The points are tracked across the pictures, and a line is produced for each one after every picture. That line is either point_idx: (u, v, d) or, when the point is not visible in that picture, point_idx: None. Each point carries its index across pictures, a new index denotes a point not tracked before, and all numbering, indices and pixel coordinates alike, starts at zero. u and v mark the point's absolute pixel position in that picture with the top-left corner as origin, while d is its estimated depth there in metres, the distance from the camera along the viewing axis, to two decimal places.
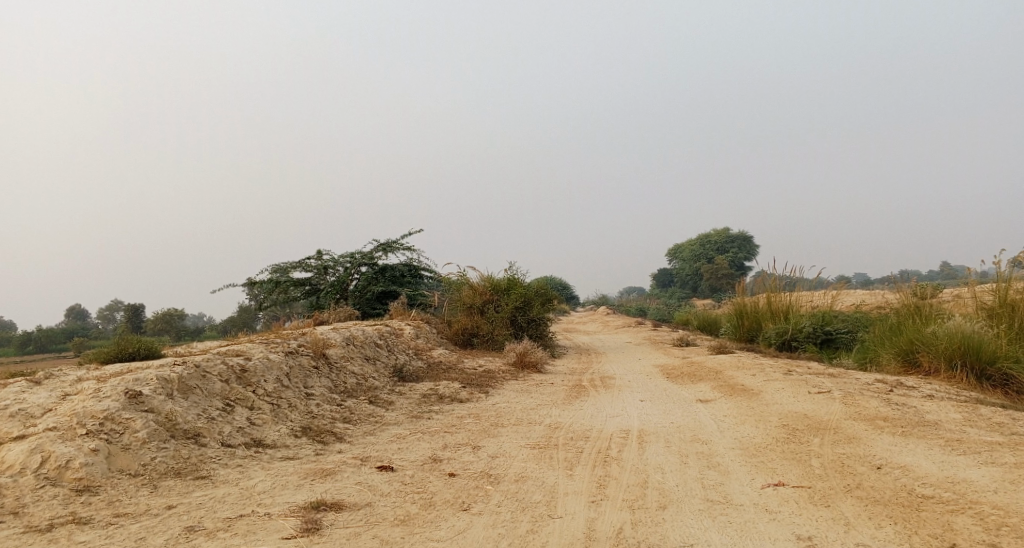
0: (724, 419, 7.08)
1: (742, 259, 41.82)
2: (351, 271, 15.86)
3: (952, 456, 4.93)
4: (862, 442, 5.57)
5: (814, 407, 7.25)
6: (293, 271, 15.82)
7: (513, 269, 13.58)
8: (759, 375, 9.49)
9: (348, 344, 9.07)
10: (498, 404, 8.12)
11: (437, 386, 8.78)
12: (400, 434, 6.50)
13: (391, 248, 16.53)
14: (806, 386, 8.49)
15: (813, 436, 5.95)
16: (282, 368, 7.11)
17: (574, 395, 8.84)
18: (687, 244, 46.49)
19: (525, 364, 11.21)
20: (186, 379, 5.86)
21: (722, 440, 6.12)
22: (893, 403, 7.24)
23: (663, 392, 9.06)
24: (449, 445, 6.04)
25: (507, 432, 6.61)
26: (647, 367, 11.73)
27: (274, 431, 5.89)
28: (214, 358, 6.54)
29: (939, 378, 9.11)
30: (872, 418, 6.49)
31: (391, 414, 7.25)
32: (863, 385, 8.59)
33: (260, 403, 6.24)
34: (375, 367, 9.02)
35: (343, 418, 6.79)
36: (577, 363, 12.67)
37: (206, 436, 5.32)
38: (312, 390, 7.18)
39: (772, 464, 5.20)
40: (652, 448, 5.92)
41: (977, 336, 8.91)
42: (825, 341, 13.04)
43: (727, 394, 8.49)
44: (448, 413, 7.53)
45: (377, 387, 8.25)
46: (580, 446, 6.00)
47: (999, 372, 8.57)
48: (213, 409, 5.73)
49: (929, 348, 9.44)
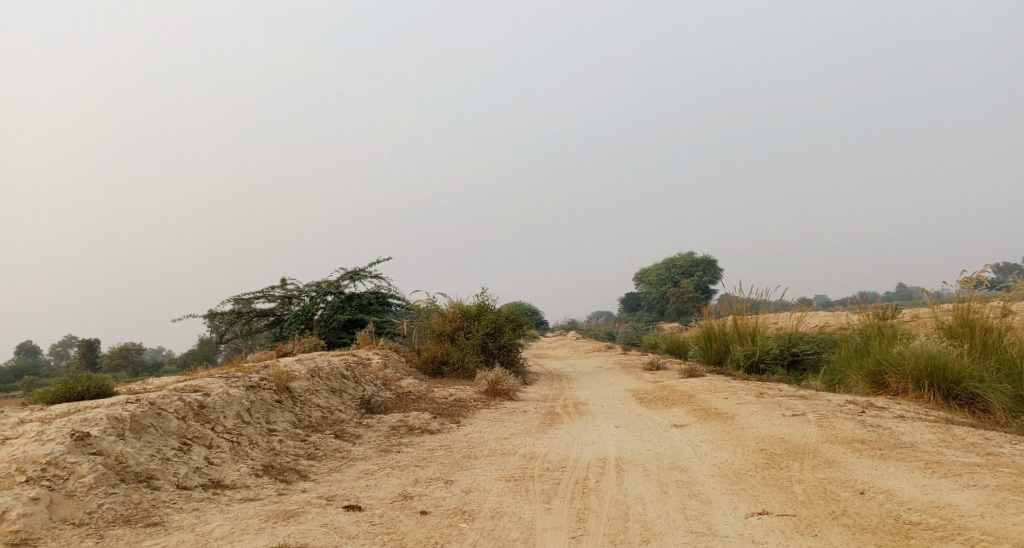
0: (701, 445, 6.95)
1: (707, 282, 42.27)
2: (317, 300, 15.51)
3: (934, 478, 4.85)
4: (843, 466, 5.47)
5: (790, 431, 7.17)
6: (256, 302, 15.42)
7: (484, 295, 13.41)
8: (732, 398, 9.42)
9: (313, 376, 8.76)
10: (470, 434, 7.88)
11: (407, 418, 8.50)
12: (368, 469, 6.23)
13: (357, 276, 16.24)
14: (780, 408, 8.43)
15: (793, 460, 5.84)
16: (243, 403, 6.79)
17: (547, 423, 8.65)
18: (653, 268, 46.86)
19: (497, 392, 10.98)
20: (139, 418, 5.54)
21: (701, 466, 5.98)
22: (868, 424, 7.20)
23: (637, 417, 8.92)
24: (420, 481, 5.79)
25: (481, 464, 6.37)
26: (620, 392, 11.60)
27: (233, 471, 5.58)
28: (170, 394, 6.21)
29: (908, 398, 9.13)
30: (849, 440, 6.41)
31: (358, 449, 6.96)
32: (835, 406, 8.56)
33: (219, 441, 5.93)
34: (342, 399, 8.71)
35: (308, 454, 6.49)
36: (549, 389, 12.48)
37: (160, 478, 5.01)
38: (275, 425, 6.88)
39: (754, 492, 5.06)
40: (631, 476, 5.75)
41: (942, 355, 8.98)
42: (793, 363, 13.07)
43: (701, 419, 8.38)
44: (419, 446, 7.27)
45: (343, 421, 7.95)
46: (557, 477, 5.80)
47: (965, 391, 8.63)
48: (167, 450, 5.42)
49: (896, 368, 9.47)
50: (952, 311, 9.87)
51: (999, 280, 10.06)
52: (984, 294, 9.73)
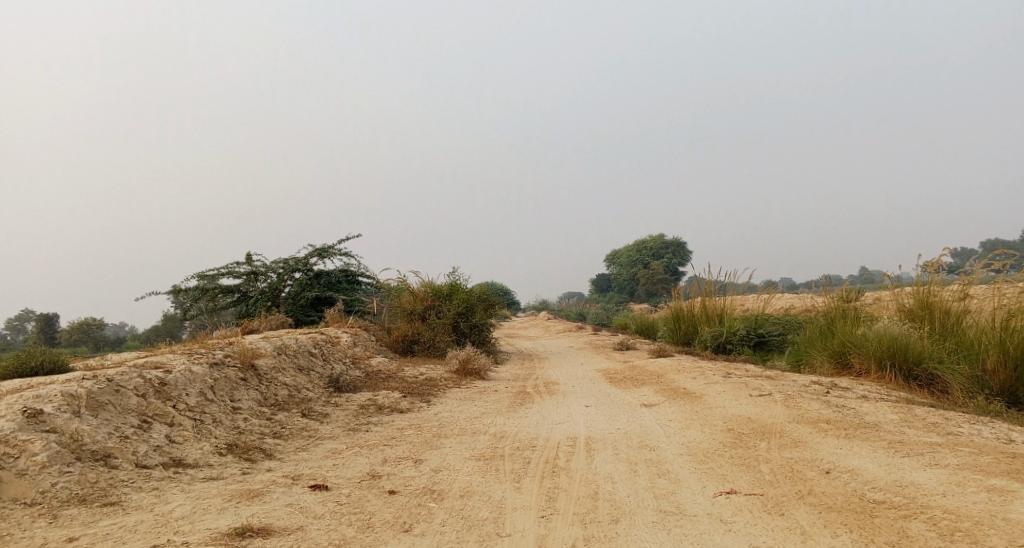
0: (670, 425, 6.99)
1: (676, 264, 42.64)
2: (285, 277, 15.26)
3: (898, 458, 4.92)
4: (809, 446, 5.53)
5: (757, 411, 7.24)
6: (221, 278, 15.11)
7: (455, 274, 13.34)
8: (700, 378, 9.50)
9: (279, 354, 8.61)
10: (441, 413, 7.82)
11: (376, 397, 8.42)
12: (336, 448, 6.14)
13: (327, 253, 16.00)
14: (747, 389, 8.51)
15: (760, 440, 5.90)
16: (206, 380, 6.64)
17: (518, 402, 8.63)
18: (624, 249, 47.08)
19: (467, 371, 10.93)
20: (97, 395, 5.37)
21: (670, 446, 6.00)
22: (832, 405, 7.30)
23: (607, 397, 8.95)
24: (389, 460, 5.72)
25: (451, 444, 6.32)
26: (590, 372, 11.64)
27: (196, 449, 5.45)
28: (129, 371, 6.03)
29: (870, 379, 9.30)
30: (815, 420, 6.49)
31: (325, 428, 6.86)
32: (800, 387, 8.68)
33: (181, 419, 5.78)
34: (309, 378, 8.58)
35: (273, 433, 6.38)
36: (520, 368, 12.47)
37: (118, 457, 4.87)
38: (239, 404, 6.74)
39: (722, 471, 5.09)
40: (601, 456, 5.75)
41: (904, 337, 9.13)
42: (759, 344, 13.24)
43: (670, 399, 8.44)
44: (388, 425, 7.19)
45: (311, 399, 7.83)
46: (527, 456, 5.78)
47: (926, 372, 8.80)
48: (126, 427, 5.27)
49: (860, 349, 9.63)
50: (912, 294, 10.04)
51: (959, 264, 10.20)
52: (942, 278, 9.90)
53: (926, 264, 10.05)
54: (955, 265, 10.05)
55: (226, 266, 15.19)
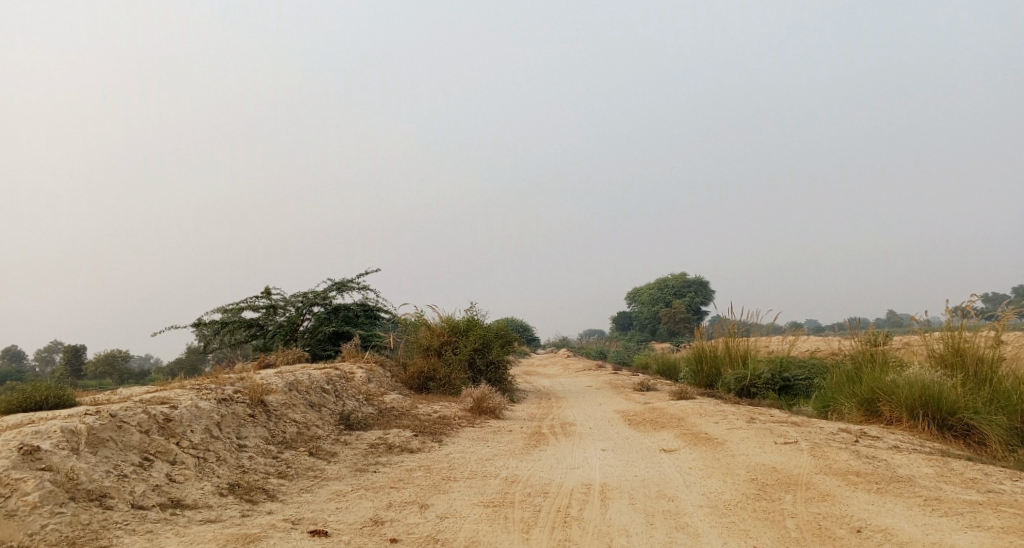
0: (689, 472, 6.67)
1: (698, 303, 42.12)
2: (303, 311, 15.19)
3: (934, 517, 4.59)
4: (837, 501, 5.20)
5: (782, 460, 6.90)
6: (241, 311, 15.10)
7: (473, 310, 13.18)
8: (722, 423, 9.15)
9: (290, 390, 8.45)
10: (452, 454, 7.58)
11: (387, 435, 8.20)
12: (341, 490, 5.93)
13: (345, 288, 15.96)
14: (771, 435, 8.16)
15: (785, 493, 5.58)
16: (213, 417, 6.48)
17: (532, 444, 8.36)
18: (646, 288, 46.66)
19: (483, 410, 10.67)
20: (98, 431, 5.25)
21: (689, 496, 5.70)
22: (862, 455, 6.93)
23: (625, 440, 8.64)
24: (394, 504, 5.50)
25: (460, 488, 6.07)
26: (608, 413, 11.32)
27: (196, 489, 5.27)
28: (133, 406, 5.90)
29: (901, 427, 8.88)
30: (844, 472, 6.15)
31: (332, 467, 6.66)
32: (828, 434, 8.31)
33: (183, 457, 5.63)
34: (320, 414, 8.40)
35: (278, 473, 6.19)
36: (537, 408, 12.17)
37: (114, 497, 4.72)
38: (245, 441, 6.57)
39: (744, 526, 4.78)
40: (616, 505, 5.47)
41: (937, 385, 8.73)
42: (784, 388, 12.84)
43: (690, 444, 8.12)
44: (397, 465, 6.98)
45: (320, 437, 7.64)
46: (538, 504, 5.51)
47: (960, 422, 8.38)
48: (126, 466, 5.12)
49: (890, 397, 9.22)
50: (942, 339, 9.65)
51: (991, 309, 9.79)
52: (974, 323, 9.51)
53: (955, 309, 9.68)
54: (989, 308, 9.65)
55: (246, 299, 15.20)
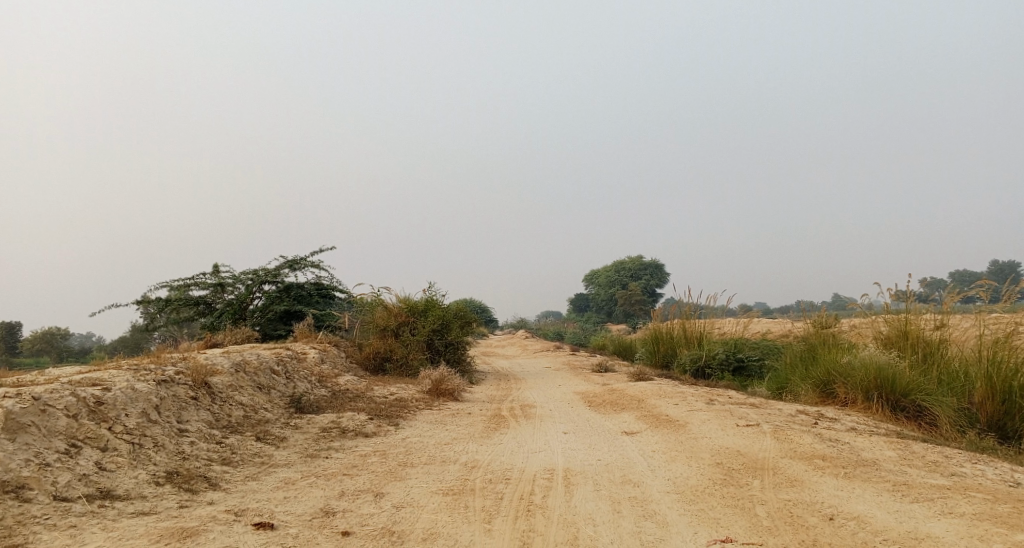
0: (653, 456, 6.51)
1: (653, 286, 42.45)
2: (253, 289, 14.61)
3: (906, 504, 4.49)
4: (806, 486, 5.08)
5: (746, 443, 6.78)
6: (188, 289, 14.44)
7: (431, 290, 12.83)
8: (682, 405, 9.05)
9: (237, 371, 7.99)
10: (409, 438, 7.27)
11: (340, 419, 7.84)
12: (290, 478, 5.58)
13: (298, 265, 15.40)
14: (732, 417, 8.07)
15: (753, 478, 5.44)
16: (150, 399, 6.03)
17: (492, 427, 8.10)
18: (602, 270, 46.76)
19: (440, 391, 10.38)
20: (18, 415, 4.81)
21: (655, 481, 5.52)
22: (826, 438, 6.86)
23: (586, 422, 8.46)
24: (347, 493, 5.18)
25: (417, 474, 5.78)
26: (567, 395, 11.15)
27: (129, 478, 4.86)
28: (61, 388, 5.43)
29: (856, 409, 8.90)
30: (810, 456, 6.05)
31: (280, 453, 6.29)
32: (787, 416, 8.25)
33: (116, 443, 5.20)
34: (269, 397, 7.98)
35: (222, 459, 5.80)
36: (496, 389, 11.92)
37: (33, 488, 4.33)
38: (187, 425, 6.15)
39: (714, 514, 4.62)
40: (581, 492, 5.27)
41: (891, 367, 8.75)
42: (739, 369, 12.86)
43: (652, 426, 7.97)
44: (350, 451, 6.63)
45: (268, 421, 7.24)
46: (499, 491, 5.26)
47: (914, 404, 8.42)
48: (49, 453, 4.70)
49: (846, 379, 9.24)
50: (887, 322, 9.76)
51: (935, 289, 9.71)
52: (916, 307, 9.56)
53: (896, 294, 9.80)
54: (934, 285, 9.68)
55: (193, 276, 14.55)
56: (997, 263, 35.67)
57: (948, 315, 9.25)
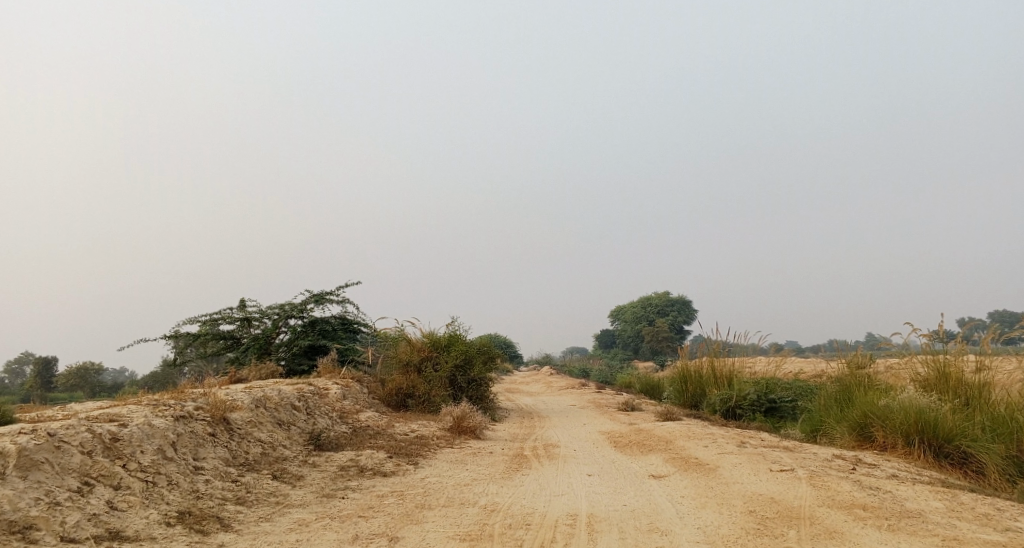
0: (682, 502, 6.22)
1: (680, 323, 41.89)
2: (279, 324, 14.62)
3: None
4: (847, 539, 4.77)
5: (780, 490, 6.45)
6: (215, 323, 14.49)
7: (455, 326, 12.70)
8: (712, 447, 8.71)
9: (257, 407, 7.88)
10: (428, 478, 7.07)
11: (359, 457, 7.67)
12: (304, 519, 5.41)
13: (323, 300, 15.42)
14: (765, 461, 7.73)
15: (788, 528, 5.13)
16: (167, 436, 5.92)
17: (514, 467, 7.87)
18: (629, 306, 46.29)
19: (463, 429, 10.17)
20: (31, 452, 4.74)
21: (684, 530, 5.25)
22: (865, 486, 6.51)
23: (611, 464, 8.18)
24: (361, 537, 4.99)
25: (435, 517, 5.57)
26: (592, 434, 10.85)
27: (139, 518, 4.74)
28: (77, 423, 5.35)
29: (896, 454, 8.47)
30: (850, 505, 5.72)
31: (296, 493, 6.13)
32: (822, 461, 7.88)
33: (130, 481, 5.09)
34: (288, 434, 7.85)
35: (237, 498, 5.65)
36: (519, 428, 11.66)
37: (41, 529, 4.25)
38: (203, 462, 6.03)
39: None
40: (605, 540, 5.02)
41: (933, 410, 8.33)
42: (770, 410, 12.44)
43: (681, 469, 7.66)
44: (367, 491, 6.45)
45: (286, 459, 7.10)
46: (519, 538, 5.03)
47: (958, 450, 7.98)
48: (61, 491, 4.61)
49: (884, 422, 8.84)
50: (925, 363, 9.35)
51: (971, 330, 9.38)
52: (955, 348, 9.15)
53: (934, 334, 9.40)
54: (976, 326, 9.30)
55: (221, 311, 14.62)
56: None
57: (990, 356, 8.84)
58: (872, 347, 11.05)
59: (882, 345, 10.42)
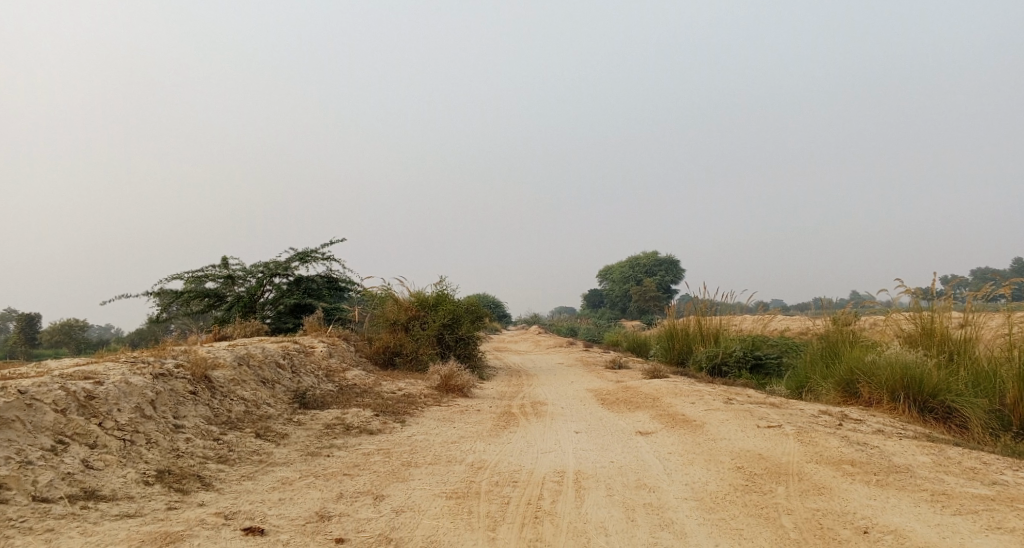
0: (670, 458, 6.20)
1: (668, 282, 42.06)
2: (264, 283, 14.40)
3: (948, 517, 4.26)
4: (835, 494, 4.75)
5: (768, 446, 6.44)
6: (199, 282, 14.25)
7: (442, 283, 12.57)
8: (699, 404, 8.68)
9: (240, 365, 7.74)
10: (415, 436, 6.99)
11: (345, 415, 7.58)
12: (287, 478, 5.31)
13: (309, 258, 15.19)
14: (752, 417, 7.71)
15: (776, 483, 5.11)
16: (145, 394, 5.77)
17: (501, 424, 7.82)
18: (618, 265, 46.28)
19: (450, 387, 10.10)
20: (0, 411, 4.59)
21: (672, 486, 5.22)
22: (852, 441, 6.50)
23: (599, 421, 8.14)
24: (346, 495, 4.91)
25: (421, 475, 5.51)
26: (580, 392, 10.83)
27: (116, 477, 4.62)
28: (50, 381, 5.19)
29: (881, 410, 8.49)
30: (838, 461, 5.70)
31: (280, 451, 6.03)
32: (809, 417, 7.88)
33: (106, 439, 4.96)
34: (272, 392, 7.73)
35: (218, 457, 5.54)
36: (507, 385, 11.61)
37: (11, 488, 4.14)
38: (183, 421, 5.89)
39: (736, 524, 4.39)
40: (593, 496, 4.98)
41: (918, 366, 8.33)
42: (756, 367, 12.47)
43: (668, 426, 7.64)
44: (353, 449, 6.38)
45: (270, 417, 6.99)
46: (506, 495, 4.98)
47: (942, 404, 7.99)
48: (33, 451, 4.48)
49: (870, 378, 8.84)
50: (911, 320, 9.34)
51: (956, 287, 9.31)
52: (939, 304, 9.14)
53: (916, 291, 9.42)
54: (961, 282, 9.24)
55: (204, 269, 14.37)
56: (1019, 262, 34.88)
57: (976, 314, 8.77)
58: (856, 303, 11.03)
59: (867, 301, 10.40)
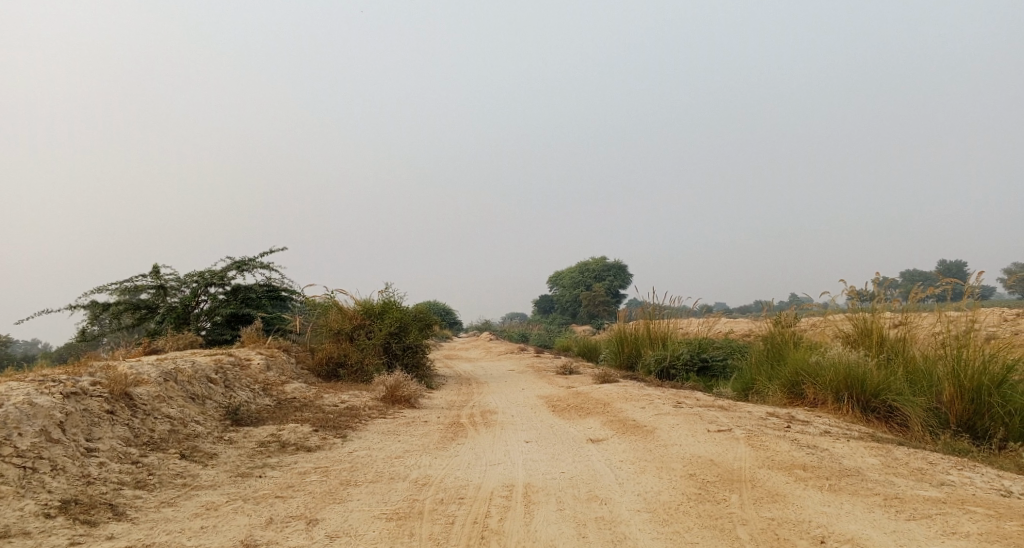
0: (621, 467, 6.00)
1: (616, 287, 42.34)
2: (199, 292, 13.75)
3: (903, 523, 4.18)
4: (790, 501, 4.62)
5: (719, 451, 6.31)
6: (128, 293, 13.49)
7: (388, 292, 12.15)
8: (649, 409, 8.53)
9: (166, 381, 7.22)
10: (356, 452, 6.61)
11: (281, 431, 7.14)
12: (212, 503, 4.91)
13: (247, 267, 14.59)
14: (702, 422, 7.59)
15: (730, 491, 4.96)
16: (53, 416, 5.27)
17: (448, 436, 7.51)
18: (567, 271, 46.38)
19: (396, 399, 9.74)
20: None
21: (625, 497, 5.01)
22: (802, 444, 6.43)
23: (549, 430, 7.90)
24: (276, 520, 4.54)
25: (360, 495, 5.17)
26: (530, 399, 10.59)
27: (11, 511, 4.16)
28: None
29: (826, 410, 8.50)
30: (790, 466, 5.59)
31: (207, 473, 5.59)
32: (757, 420, 7.81)
33: (2, 468, 4.47)
34: (202, 409, 7.24)
35: (135, 482, 5.09)
36: (456, 395, 11.28)
37: None
38: (97, 443, 5.40)
39: (691, 537, 4.20)
40: (542, 511, 4.74)
41: (860, 366, 8.36)
42: (703, 369, 12.51)
43: (619, 433, 7.46)
44: (289, 468, 5.98)
45: (198, 436, 6.52)
46: (451, 514, 4.69)
47: (884, 404, 8.04)
48: None
49: (815, 379, 8.86)
50: (850, 320, 9.47)
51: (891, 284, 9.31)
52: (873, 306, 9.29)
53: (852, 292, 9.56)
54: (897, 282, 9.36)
55: (134, 280, 13.65)
56: (943, 262, 36.38)
57: (912, 314, 8.88)
58: (796, 305, 11.12)
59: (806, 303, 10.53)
